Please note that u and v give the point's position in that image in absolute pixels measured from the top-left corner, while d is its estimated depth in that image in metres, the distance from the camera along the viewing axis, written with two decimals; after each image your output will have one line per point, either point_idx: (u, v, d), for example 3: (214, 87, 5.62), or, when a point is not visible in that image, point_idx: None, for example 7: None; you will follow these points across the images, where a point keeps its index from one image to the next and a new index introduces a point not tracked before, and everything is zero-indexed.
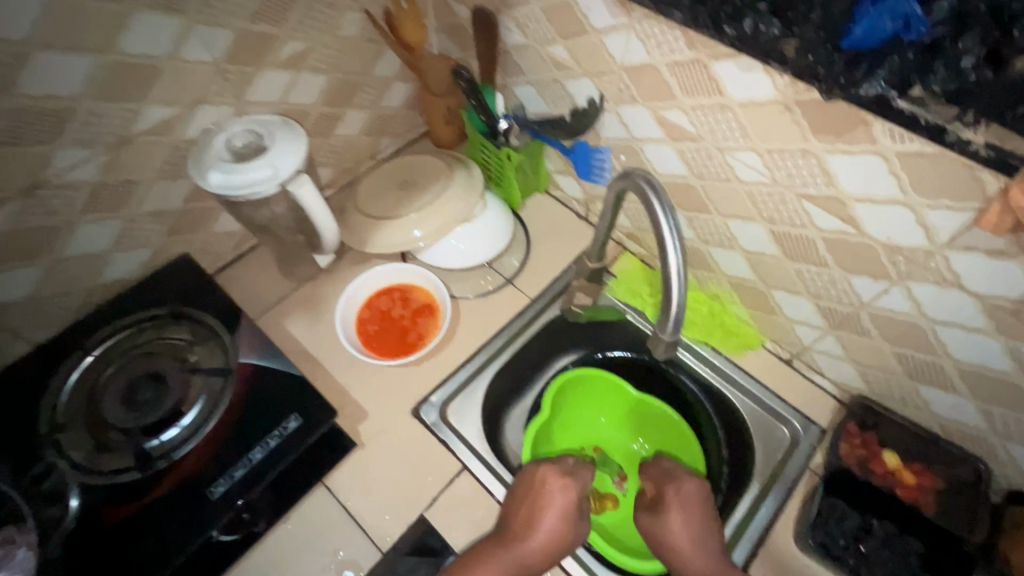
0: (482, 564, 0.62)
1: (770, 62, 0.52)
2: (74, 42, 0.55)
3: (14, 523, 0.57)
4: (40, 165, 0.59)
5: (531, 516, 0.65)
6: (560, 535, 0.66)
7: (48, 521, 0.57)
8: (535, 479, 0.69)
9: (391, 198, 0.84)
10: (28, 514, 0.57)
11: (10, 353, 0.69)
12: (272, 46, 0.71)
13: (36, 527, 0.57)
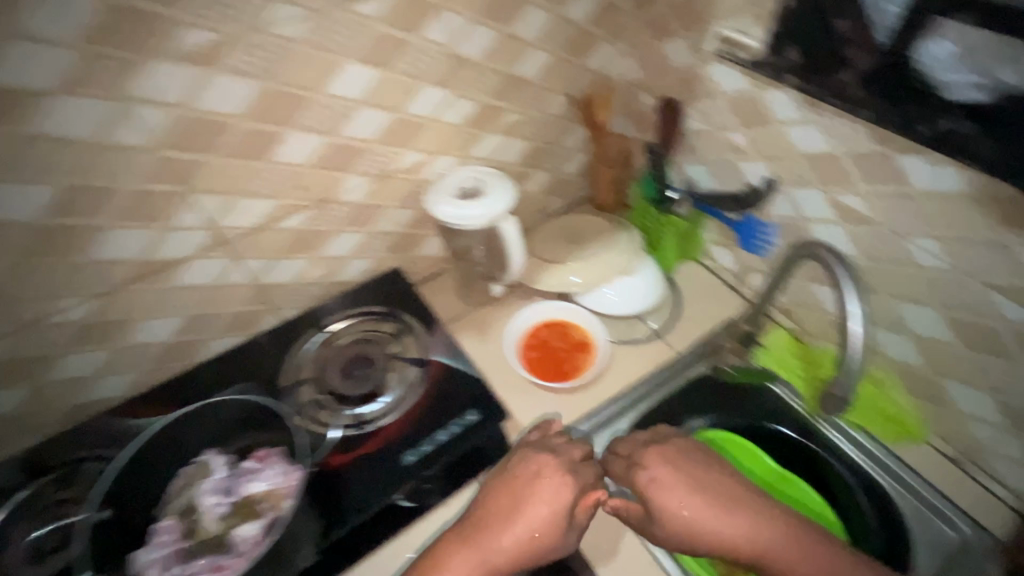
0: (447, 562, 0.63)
1: (964, 160, 0.58)
2: (382, 103, 0.75)
3: (273, 444, 0.74)
4: (333, 186, 0.79)
5: (506, 512, 0.66)
6: (548, 523, 0.65)
7: (294, 448, 0.73)
8: (523, 459, 0.70)
9: (562, 246, 0.98)
10: (282, 440, 0.74)
11: (261, 325, 0.87)
12: (498, 116, 0.90)
13: (289, 448, 0.73)
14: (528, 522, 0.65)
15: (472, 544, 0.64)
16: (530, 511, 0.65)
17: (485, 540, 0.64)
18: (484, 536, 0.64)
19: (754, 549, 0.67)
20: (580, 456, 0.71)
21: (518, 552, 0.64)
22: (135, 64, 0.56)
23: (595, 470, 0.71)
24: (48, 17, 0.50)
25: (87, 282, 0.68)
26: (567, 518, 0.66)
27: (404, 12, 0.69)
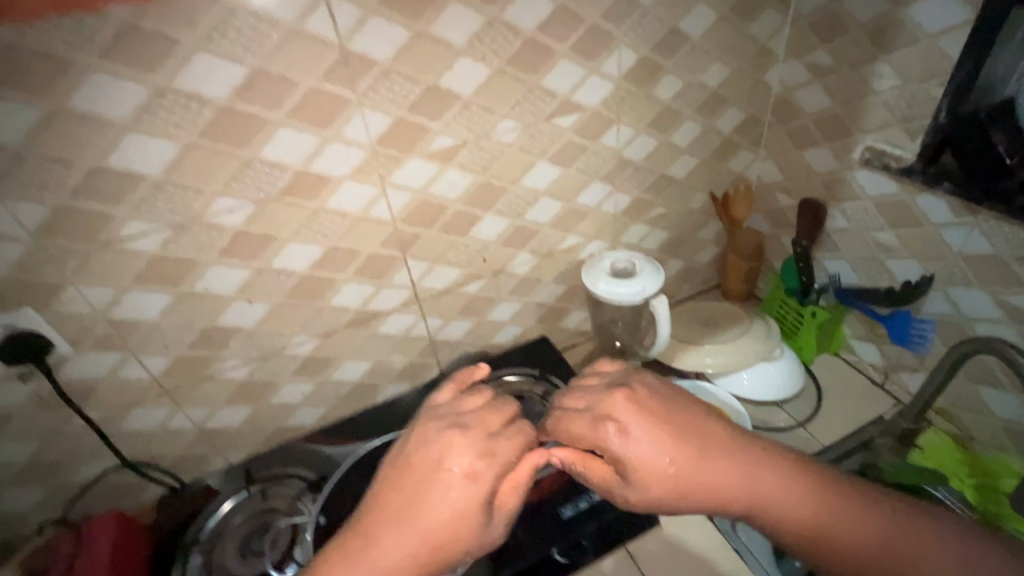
0: None
1: None
2: (558, 193, 0.89)
3: None
4: (508, 260, 0.93)
5: (398, 514, 0.54)
6: (456, 519, 0.54)
7: None
8: (427, 436, 0.60)
9: (696, 330, 1.04)
10: None
11: (427, 375, 1.00)
12: (647, 208, 1.00)
13: None
14: (429, 528, 0.53)
15: (364, 562, 0.52)
16: (429, 513, 0.54)
17: (378, 558, 0.52)
18: (381, 549, 0.52)
19: (749, 495, 0.56)
20: (503, 420, 0.63)
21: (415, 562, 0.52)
22: (399, 158, 0.73)
23: (527, 435, 0.62)
24: (356, 128, 0.68)
25: (315, 322, 0.83)
26: (487, 503, 0.56)
27: (589, 123, 0.84)
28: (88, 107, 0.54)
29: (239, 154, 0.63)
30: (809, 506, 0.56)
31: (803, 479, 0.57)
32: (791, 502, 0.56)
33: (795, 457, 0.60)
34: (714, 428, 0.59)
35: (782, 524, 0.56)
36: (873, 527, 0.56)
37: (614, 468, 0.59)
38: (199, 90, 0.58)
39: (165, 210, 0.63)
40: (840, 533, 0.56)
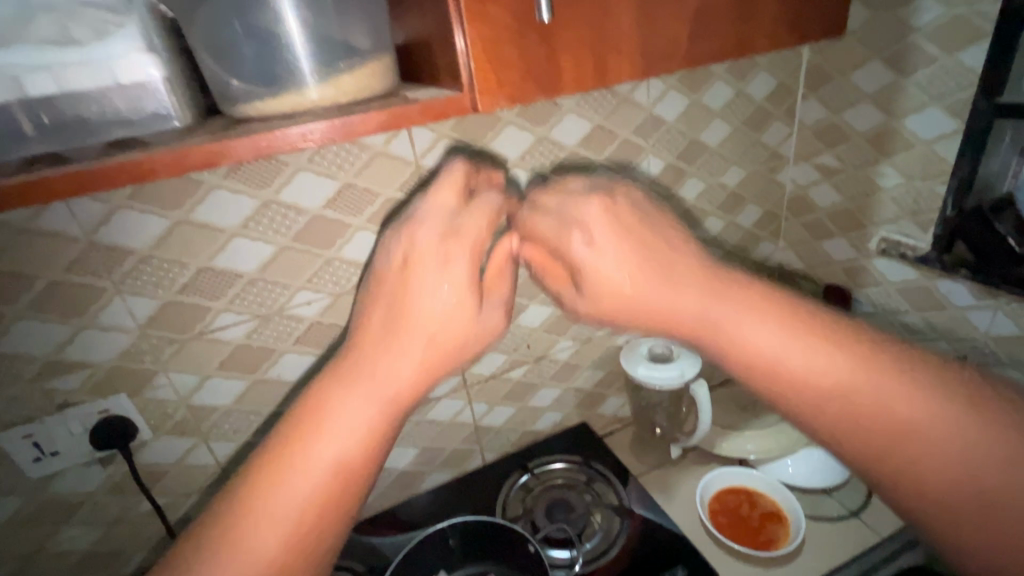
0: (329, 406, 0.50)
1: None
2: None
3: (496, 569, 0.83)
4: (548, 347, 0.97)
5: (387, 326, 0.53)
6: (456, 320, 0.54)
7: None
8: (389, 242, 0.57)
9: (735, 416, 1.06)
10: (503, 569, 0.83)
11: (471, 463, 1.00)
12: (678, 295, 1.05)
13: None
14: (424, 336, 0.53)
15: (357, 380, 0.51)
16: (411, 313, 0.53)
17: (382, 367, 0.51)
18: (376, 364, 0.52)
19: (691, 319, 0.54)
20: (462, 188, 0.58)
21: (417, 376, 0.53)
22: None
23: (487, 206, 0.57)
24: None
25: None
26: (478, 287, 0.56)
27: None
28: (208, 217, 0.64)
29: (323, 254, 0.71)
30: (748, 323, 0.52)
31: (757, 308, 0.53)
32: (731, 324, 0.52)
33: (757, 288, 0.55)
34: (680, 249, 0.56)
35: (721, 345, 0.53)
36: (833, 372, 0.49)
37: (569, 276, 0.61)
38: (298, 201, 0.67)
39: (254, 302, 0.70)
40: (783, 359, 0.51)
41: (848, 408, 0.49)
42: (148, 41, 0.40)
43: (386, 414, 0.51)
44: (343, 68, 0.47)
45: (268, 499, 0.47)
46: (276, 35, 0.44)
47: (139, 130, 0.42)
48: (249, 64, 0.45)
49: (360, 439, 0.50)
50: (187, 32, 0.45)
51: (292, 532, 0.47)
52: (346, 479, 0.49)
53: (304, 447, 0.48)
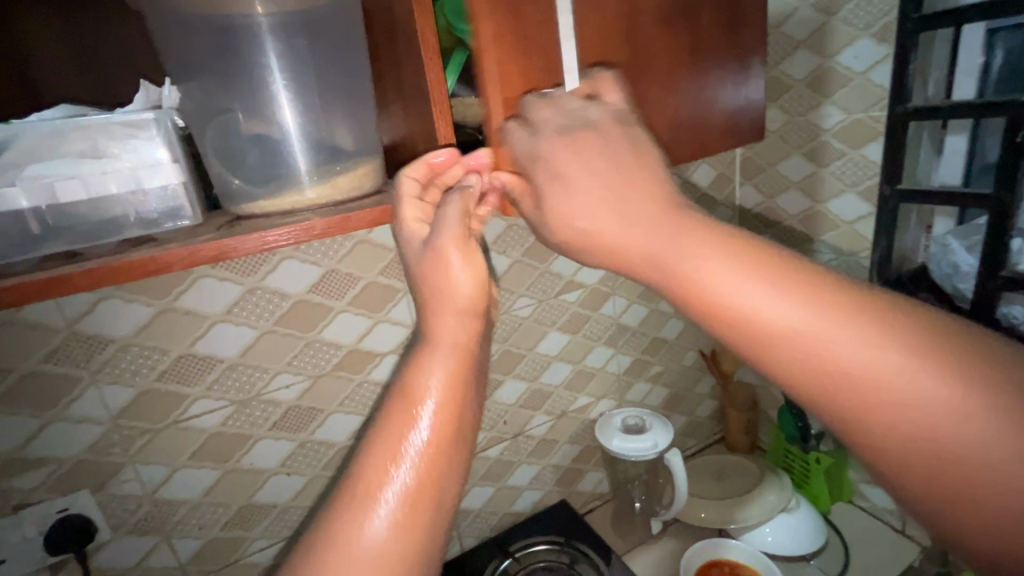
0: (413, 380, 0.51)
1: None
2: (569, 357, 0.99)
3: None
4: (525, 423, 0.98)
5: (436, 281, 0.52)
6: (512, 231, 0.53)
7: None
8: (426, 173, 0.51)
9: (711, 485, 1.07)
10: None
11: (450, 550, 0.97)
12: (646, 367, 1.09)
13: None
14: (456, 306, 0.53)
15: (432, 357, 0.52)
16: (450, 290, 0.52)
17: (442, 334, 0.53)
18: (439, 335, 0.53)
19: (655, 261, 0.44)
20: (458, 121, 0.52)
21: (470, 327, 0.54)
22: None
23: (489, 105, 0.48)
24: (401, 309, 0.79)
25: None
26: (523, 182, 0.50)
27: (591, 297, 0.98)
28: (194, 305, 0.66)
29: (304, 336, 0.73)
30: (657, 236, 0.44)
31: (686, 230, 0.43)
32: (666, 245, 0.44)
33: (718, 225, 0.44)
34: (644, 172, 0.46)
35: (631, 268, 0.46)
36: (760, 301, 0.40)
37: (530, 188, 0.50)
38: (282, 287, 0.70)
39: (232, 387, 0.71)
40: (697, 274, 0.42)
41: (785, 340, 0.39)
42: (171, 151, 0.44)
43: (459, 375, 0.52)
44: (338, 170, 0.53)
45: (380, 474, 0.47)
46: (279, 141, 0.50)
47: (151, 228, 0.46)
48: (254, 165, 0.50)
49: (444, 403, 0.50)
50: (198, 140, 0.50)
51: (406, 497, 0.47)
52: (440, 447, 0.49)
53: (395, 427, 0.49)
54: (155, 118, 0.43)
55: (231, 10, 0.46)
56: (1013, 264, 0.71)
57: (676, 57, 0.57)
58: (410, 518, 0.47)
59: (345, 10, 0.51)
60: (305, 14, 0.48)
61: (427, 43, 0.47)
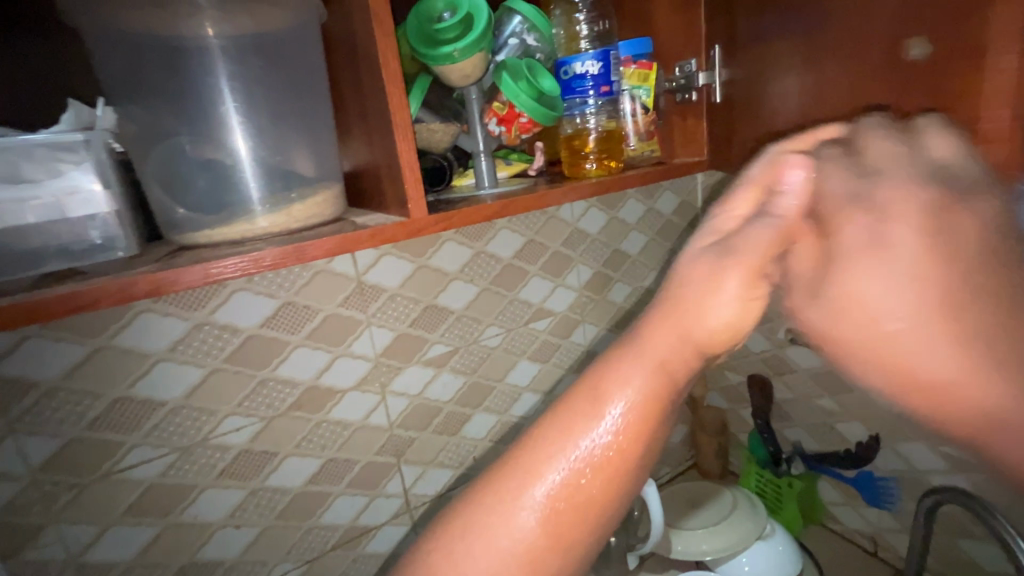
0: (613, 376, 0.43)
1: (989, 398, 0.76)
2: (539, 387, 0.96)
3: None
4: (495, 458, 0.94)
5: (690, 299, 0.43)
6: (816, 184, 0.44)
7: None
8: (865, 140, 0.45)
9: (685, 514, 1.04)
10: None
11: None
12: None
13: None
14: (683, 336, 0.43)
15: (627, 362, 0.43)
16: (700, 321, 0.43)
17: (658, 338, 0.43)
18: (637, 348, 0.44)
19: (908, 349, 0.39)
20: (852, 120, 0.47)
21: (690, 358, 0.43)
22: (399, 367, 0.80)
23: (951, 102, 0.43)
24: (362, 342, 0.75)
25: (301, 549, 0.76)
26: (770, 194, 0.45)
27: (561, 325, 0.96)
28: (132, 343, 0.60)
29: (257, 374, 0.68)
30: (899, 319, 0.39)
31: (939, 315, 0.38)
32: (908, 344, 0.39)
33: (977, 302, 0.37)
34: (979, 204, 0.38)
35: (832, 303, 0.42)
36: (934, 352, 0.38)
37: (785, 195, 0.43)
38: (233, 322, 0.65)
39: (174, 433, 0.64)
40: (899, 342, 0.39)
41: (955, 393, 0.37)
42: (103, 176, 0.42)
43: (653, 401, 0.43)
44: (294, 197, 0.50)
45: (530, 477, 0.41)
46: (229, 168, 0.47)
47: (81, 260, 0.43)
48: (200, 192, 0.47)
49: (627, 428, 0.42)
50: (138, 167, 0.47)
51: (554, 511, 0.41)
52: (615, 467, 0.42)
53: (564, 434, 0.42)
54: (85, 140, 0.42)
55: (178, 31, 0.43)
56: None
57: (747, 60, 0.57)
58: (554, 534, 0.40)
59: (302, 32, 0.49)
60: (260, 35, 0.46)
61: (388, 66, 0.45)
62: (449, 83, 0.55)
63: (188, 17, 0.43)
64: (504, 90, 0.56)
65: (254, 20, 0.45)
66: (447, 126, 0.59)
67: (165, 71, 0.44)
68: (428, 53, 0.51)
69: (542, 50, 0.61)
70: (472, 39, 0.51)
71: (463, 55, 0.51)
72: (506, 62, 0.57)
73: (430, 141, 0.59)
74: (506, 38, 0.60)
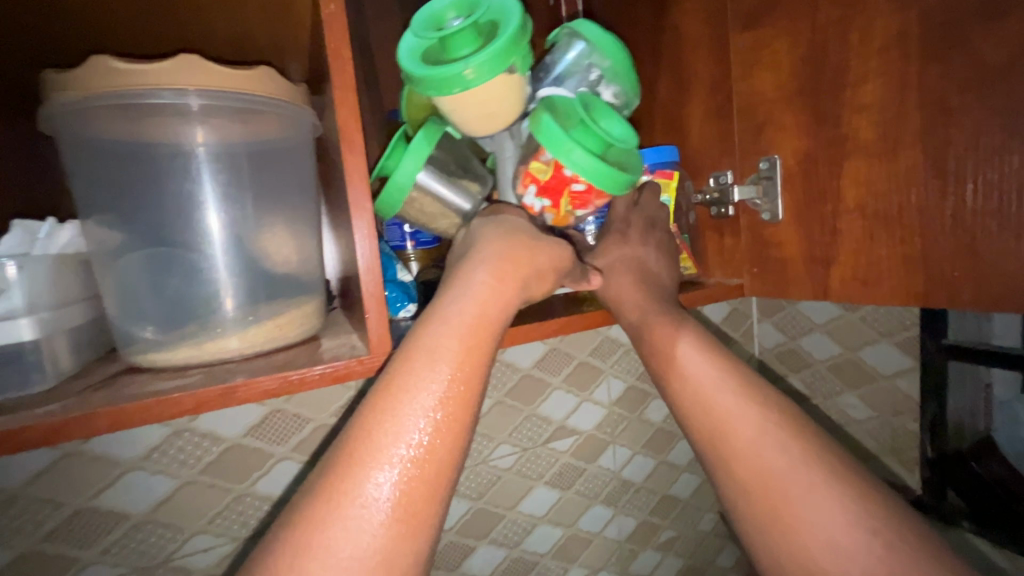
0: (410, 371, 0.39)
1: None
2: (560, 519, 0.83)
3: None
4: None
5: (465, 289, 0.44)
6: (988, 215, 0.36)
7: None
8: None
9: None
10: None
11: None
12: (654, 533, 0.91)
13: None
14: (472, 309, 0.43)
15: (459, 300, 0.43)
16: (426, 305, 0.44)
17: (443, 332, 0.41)
18: (451, 317, 0.42)
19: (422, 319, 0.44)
20: (1009, 226, 0.35)
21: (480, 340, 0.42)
22: None
23: None
24: None
25: None
26: (953, 177, 0.37)
27: (586, 446, 0.84)
28: (104, 449, 0.56)
29: (233, 489, 0.62)
30: (730, 402, 0.44)
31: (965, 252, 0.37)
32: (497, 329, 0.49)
33: (997, 245, 0.36)
34: None
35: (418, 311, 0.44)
36: (771, 442, 0.42)
37: (926, 166, 0.39)
38: (215, 430, 0.60)
39: (135, 551, 0.59)
40: (743, 428, 0.43)
41: (711, 396, 0.45)
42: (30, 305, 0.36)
43: (479, 323, 0.42)
44: (251, 320, 0.45)
45: (381, 450, 0.36)
46: (196, 280, 0.43)
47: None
48: (158, 308, 0.43)
49: (456, 386, 0.39)
50: (98, 277, 0.43)
51: (407, 489, 0.36)
52: (411, 511, 0.36)
53: (377, 414, 0.38)
54: (17, 266, 0.36)
55: (166, 137, 0.41)
56: None
57: (874, 161, 0.42)
58: (407, 512, 0.35)
59: (293, 142, 0.47)
60: (255, 144, 0.44)
61: (356, 185, 0.42)
62: (467, 127, 0.52)
63: (178, 123, 0.41)
64: (552, 138, 0.49)
65: (249, 126, 0.43)
66: (450, 214, 0.55)
67: (143, 178, 0.41)
68: (435, 73, 0.45)
69: (615, 84, 0.56)
70: (490, 59, 0.45)
71: (474, 75, 0.45)
72: (557, 105, 0.51)
73: (433, 226, 0.56)
74: (563, 71, 0.57)
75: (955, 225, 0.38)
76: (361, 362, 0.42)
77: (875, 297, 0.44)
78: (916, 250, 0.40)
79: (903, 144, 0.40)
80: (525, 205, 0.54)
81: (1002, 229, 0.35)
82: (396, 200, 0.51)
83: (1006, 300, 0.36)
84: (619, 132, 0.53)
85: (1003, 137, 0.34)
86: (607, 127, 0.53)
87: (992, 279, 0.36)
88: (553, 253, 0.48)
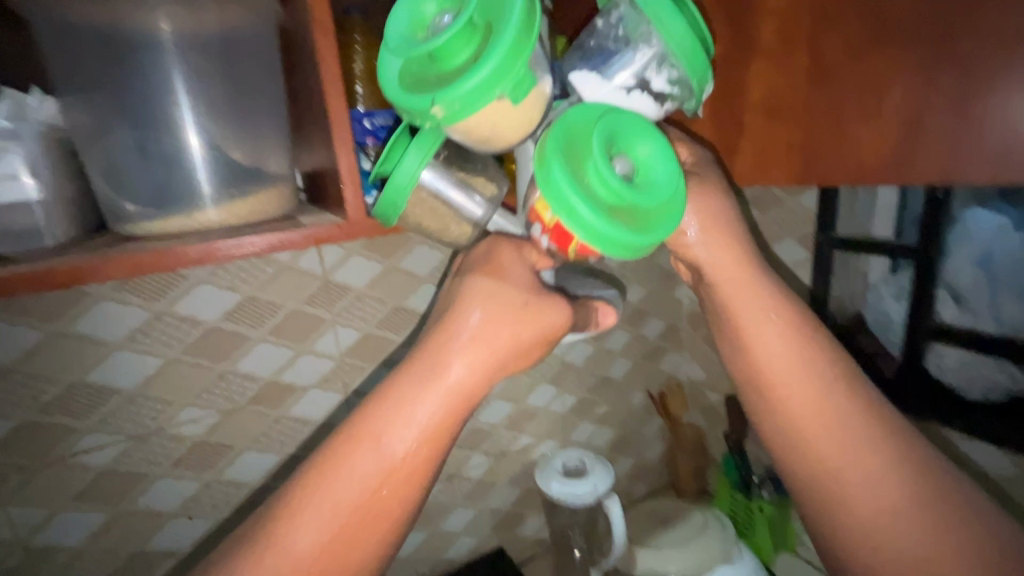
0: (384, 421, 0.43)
1: (956, 419, 0.76)
2: (511, 396, 0.96)
3: None
4: (462, 462, 0.94)
5: (442, 351, 0.45)
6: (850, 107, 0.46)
7: None
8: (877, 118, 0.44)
9: (652, 532, 1.00)
10: None
11: None
12: (591, 408, 1.05)
13: None
14: (449, 383, 0.44)
15: (424, 391, 0.44)
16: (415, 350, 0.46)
17: (419, 400, 0.44)
18: (423, 391, 0.44)
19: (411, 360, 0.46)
20: (864, 115, 0.45)
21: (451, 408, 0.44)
22: (364, 367, 0.78)
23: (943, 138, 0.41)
24: (327, 342, 0.74)
25: None
26: (826, 77, 0.46)
27: None
28: (90, 329, 0.61)
29: (216, 367, 0.68)
30: (746, 289, 0.55)
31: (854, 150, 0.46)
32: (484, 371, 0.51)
33: (867, 137, 0.45)
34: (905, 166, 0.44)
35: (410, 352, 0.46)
36: (773, 333, 0.54)
37: (808, 66, 0.47)
38: (194, 313, 0.65)
39: (128, 422, 0.65)
40: (750, 322, 0.54)
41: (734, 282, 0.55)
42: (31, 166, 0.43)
43: (451, 395, 0.44)
44: (234, 194, 0.49)
45: (336, 484, 0.42)
46: (177, 161, 0.47)
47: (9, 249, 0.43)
48: (143, 183, 0.47)
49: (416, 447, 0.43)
50: (81, 152, 0.46)
51: (334, 540, 0.42)
52: (347, 540, 0.42)
53: (347, 449, 0.43)
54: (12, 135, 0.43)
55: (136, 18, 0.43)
56: (937, 313, 0.74)
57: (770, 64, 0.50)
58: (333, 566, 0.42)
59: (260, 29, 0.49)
60: (223, 31, 0.46)
61: (328, 70, 0.47)
62: (482, 148, 0.49)
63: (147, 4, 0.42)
64: (552, 186, 0.43)
65: (218, 11, 0.45)
66: (461, 222, 0.51)
67: (117, 58, 0.43)
68: (405, 103, 0.43)
69: (676, 63, 0.46)
70: (459, 90, 0.41)
71: (441, 111, 0.41)
72: (579, 133, 0.44)
73: (443, 235, 0.53)
74: (621, 35, 0.47)
75: (829, 118, 0.47)
76: (340, 227, 0.50)
77: (767, 180, 0.53)
78: (798, 139, 0.50)
79: (792, 48, 0.48)
80: (532, 236, 0.49)
81: (858, 116, 0.45)
82: (390, 218, 0.49)
83: (859, 175, 0.46)
84: (656, 169, 0.45)
85: (863, 41, 0.43)
86: (641, 155, 0.46)
87: (851, 160, 0.47)
88: (533, 324, 0.47)
